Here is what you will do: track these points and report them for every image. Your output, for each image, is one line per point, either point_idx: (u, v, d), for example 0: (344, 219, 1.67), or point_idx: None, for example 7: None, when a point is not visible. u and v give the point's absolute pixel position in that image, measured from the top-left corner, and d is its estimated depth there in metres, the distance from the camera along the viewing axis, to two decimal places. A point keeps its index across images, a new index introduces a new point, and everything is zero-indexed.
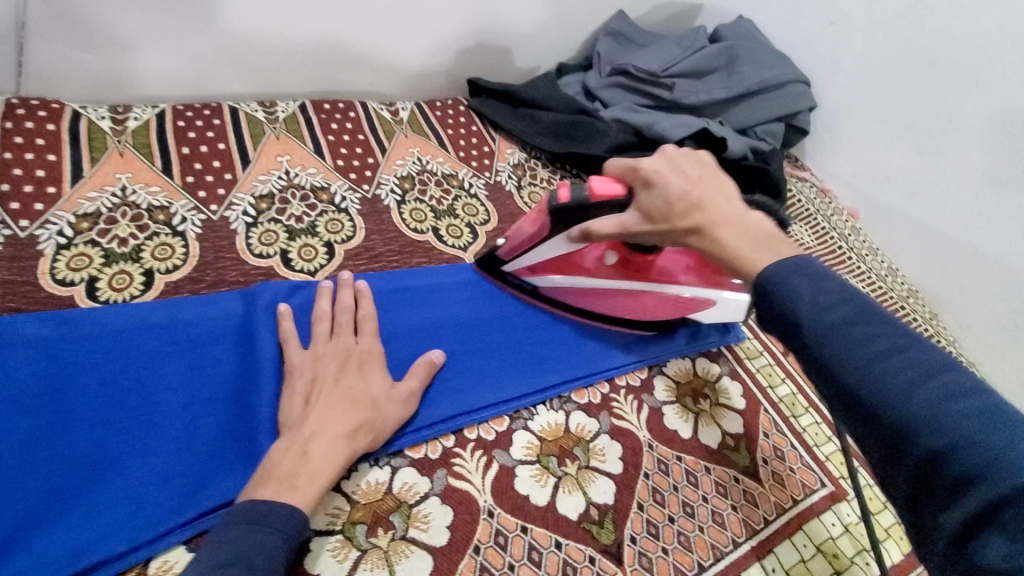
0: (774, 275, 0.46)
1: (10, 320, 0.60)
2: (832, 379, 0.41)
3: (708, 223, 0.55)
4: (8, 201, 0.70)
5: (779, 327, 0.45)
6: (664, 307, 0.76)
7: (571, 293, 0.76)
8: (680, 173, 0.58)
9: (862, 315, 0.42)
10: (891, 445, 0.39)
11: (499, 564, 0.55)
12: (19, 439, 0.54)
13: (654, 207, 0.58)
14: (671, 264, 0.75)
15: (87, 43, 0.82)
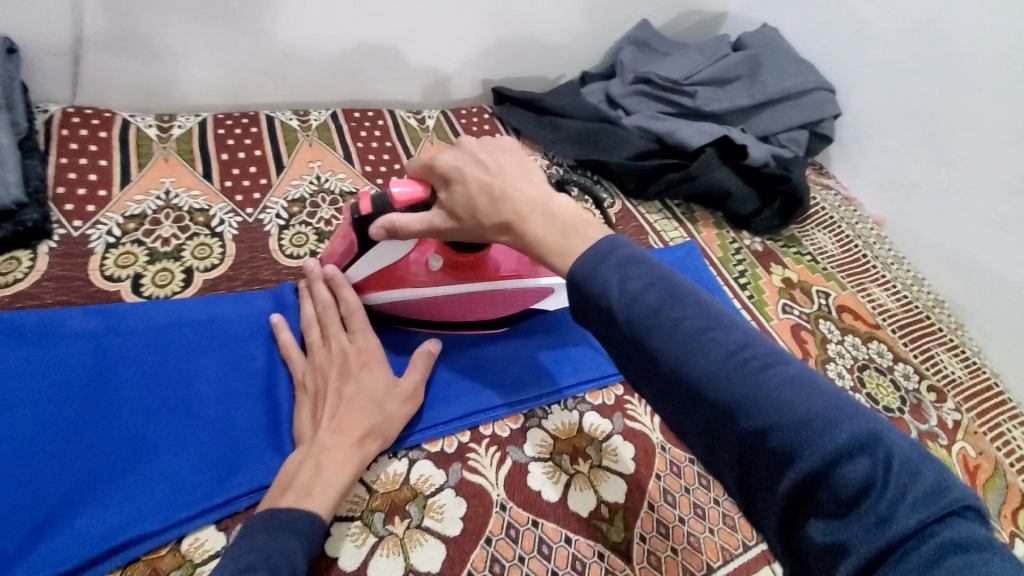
0: (586, 264, 0.46)
1: (65, 313, 0.65)
2: (654, 368, 0.42)
3: (514, 217, 0.52)
4: (63, 202, 0.76)
5: (599, 319, 0.45)
6: (500, 305, 0.73)
7: (404, 306, 0.71)
8: (476, 164, 0.55)
9: (666, 300, 0.43)
10: (714, 429, 0.40)
11: (509, 556, 0.57)
12: (66, 421, 0.58)
13: (458, 205, 0.55)
14: (502, 258, 0.71)
15: (138, 55, 0.89)
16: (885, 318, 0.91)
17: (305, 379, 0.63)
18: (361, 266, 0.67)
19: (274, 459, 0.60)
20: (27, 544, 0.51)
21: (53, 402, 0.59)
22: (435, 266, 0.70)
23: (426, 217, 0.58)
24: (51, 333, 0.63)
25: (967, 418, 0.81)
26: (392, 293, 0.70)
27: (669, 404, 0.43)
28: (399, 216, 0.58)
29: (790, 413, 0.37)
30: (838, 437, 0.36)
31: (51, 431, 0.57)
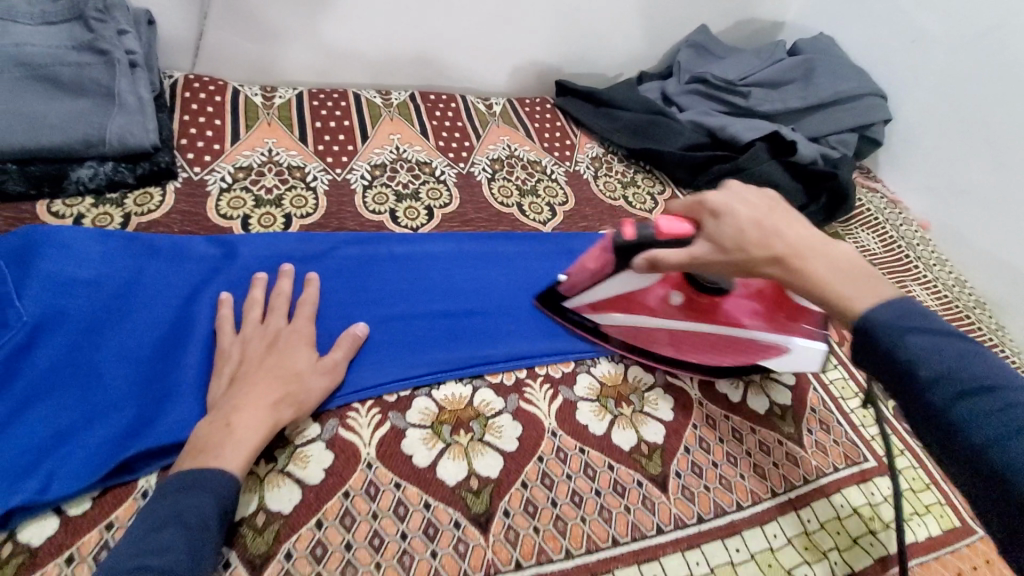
0: (879, 318, 0.49)
1: (189, 239, 0.75)
2: (955, 438, 0.43)
3: (789, 253, 0.55)
4: (186, 151, 0.88)
5: (895, 382, 0.47)
6: (731, 351, 0.74)
7: (629, 331, 0.77)
8: (742, 203, 0.60)
9: (989, 376, 0.43)
10: (1015, 507, 0.40)
11: (558, 473, 0.64)
12: (189, 325, 0.68)
13: (725, 237, 0.59)
14: (740, 308, 0.74)
15: (251, 34, 1.00)
16: None
17: (226, 351, 0.63)
18: (609, 287, 0.74)
19: (363, 373, 0.67)
20: (160, 413, 0.61)
21: (178, 309, 0.69)
22: (675, 300, 0.75)
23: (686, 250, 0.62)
24: (178, 253, 0.73)
25: None
26: (624, 316, 0.76)
27: (966, 474, 0.44)
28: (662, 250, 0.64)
29: None
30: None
31: (177, 331, 0.67)
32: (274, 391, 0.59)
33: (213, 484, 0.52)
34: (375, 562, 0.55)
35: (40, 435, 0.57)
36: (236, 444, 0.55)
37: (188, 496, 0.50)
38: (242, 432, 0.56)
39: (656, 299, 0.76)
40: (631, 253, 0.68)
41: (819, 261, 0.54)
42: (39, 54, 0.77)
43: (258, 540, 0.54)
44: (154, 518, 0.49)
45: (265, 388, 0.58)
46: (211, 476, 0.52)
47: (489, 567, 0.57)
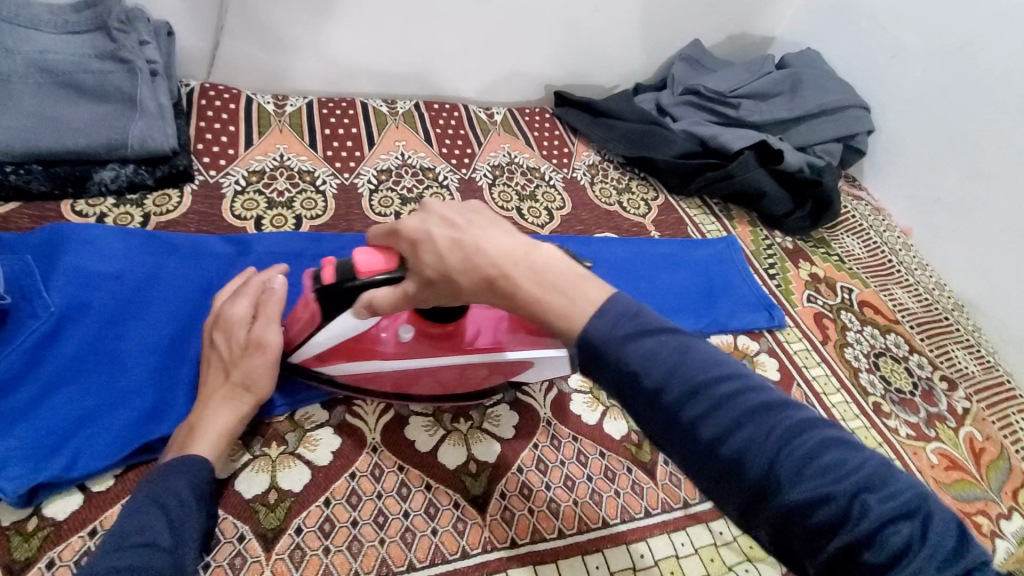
0: (597, 328, 0.43)
1: (204, 237, 0.79)
2: (687, 442, 0.41)
3: (498, 275, 0.47)
4: (201, 155, 0.92)
5: (623, 389, 0.43)
6: (492, 374, 0.66)
7: (370, 379, 0.65)
8: (441, 221, 0.50)
9: (701, 368, 0.41)
10: (751, 502, 0.39)
11: (552, 459, 0.68)
12: (204, 320, 0.72)
13: (429, 268, 0.50)
14: (483, 325, 0.65)
15: (264, 44, 1.04)
16: (904, 315, 0.99)
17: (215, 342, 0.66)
18: (329, 335, 0.60)
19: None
20: (175, 399, 0.65)
21: (193, 304, 0.73)
22: (408, 335, 0.63)
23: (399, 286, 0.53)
24: (195, 250, 0.77)
25: (976, 407, 0.88)
26: (356, 364, 0.63)
27: (700, 475, 0.41)
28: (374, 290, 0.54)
29: (840, 484, 0.37)
30: (885, 504, 0.36)
31: (192, 324, 0.71)
32: (221, 383, 0.61)
33: (196, 461, 0.55)
34: (379, 538, 0.58)
35: (65, 417, 0.60)
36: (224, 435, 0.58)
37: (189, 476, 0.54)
38: (214, 410, 0.59)
39: (387, 335, 0.63)
40: (338, 297, 0.56)
41: (524, 275, 0.47)
42: (64, 63, 0.81)
43: (270, 516, 0.58)
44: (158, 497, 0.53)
45: (221, 373, 0.62)
46: (187, 458, 0.55)
47: (486, 544, 0.60)
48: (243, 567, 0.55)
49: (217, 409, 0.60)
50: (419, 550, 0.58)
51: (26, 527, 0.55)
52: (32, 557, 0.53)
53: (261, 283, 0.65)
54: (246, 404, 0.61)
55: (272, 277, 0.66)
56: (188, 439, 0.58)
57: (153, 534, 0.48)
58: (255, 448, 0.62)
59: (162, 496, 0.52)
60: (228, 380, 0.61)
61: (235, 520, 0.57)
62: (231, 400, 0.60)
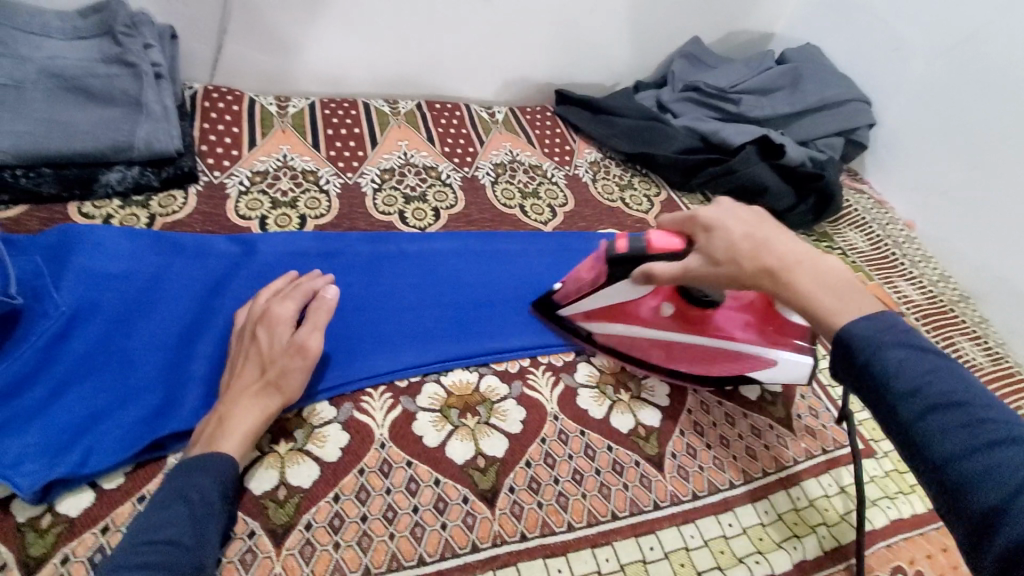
0: (858, 330, 0.47)
1: (210, 236, 0.79)
2: (925, 456, 0.42)
3: (780, 265, 0.53)
4: (206, 157, 0.92)
5: (867, 394, 0.46)
6: (722, 363, 0.74)
7: (618, 341, 0.77)
8: (735, 218, 0.58)
9: (962, 393, 0.42)
10: (977, 528, 0.39)
11: (561, 453, 0.68)
12: (211, 318, 0.72)
13: (717, 248, 0.57)
14: (729, 321, 0.73)
15: (266, 46, 1.04)
16: (909, 308, 0.99)
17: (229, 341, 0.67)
18: (594, 300, 0.74)
19: (357, 365, 0.70)
20: (184, 397, 0.65)
21: (200, 303, 0.73)
22: (666, 311, 0.74)
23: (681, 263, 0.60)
24: (201, 249, 0.78)
25: None
26: (614, 326, 0.75)
27: (935, 490, 0.42)
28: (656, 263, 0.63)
29: None
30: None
31: (200, 323, 0.71)
32: (257, 380, 0.62)
33: (216, 462, 0.56)
34: (388, 533, 0.59)
35: (77, 415, 0.60)
36: (236, 431, 0.59)
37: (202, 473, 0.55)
38: (241, 409, 0.60)
39: (648, 310, 0.74)
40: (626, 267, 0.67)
41: (806, 274, 0.52)
42: (70, 67, 0.82)
43: (279, 511, 0.58)
44: (170, 494, 0.53)
45: (257, 369, 0.62)
46: (208, 458, 0.56)
47: (495, 538, 0.60)
48: (253, 563, 0.55)
49: (246, 407, 0.60)
50: (429, 545, 0.58)
51: (40, 524, 0.55)
52: (47, 554, 0.53)
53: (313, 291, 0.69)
54: (275, 403, 0.61)
55: (325, 288, 0.69)
56: (214, 436, 0.58)
57: (175, 531, 0.51)
58: (263, 444, 0.62)
59: (185, 492, 0.53)
60: (263, 376, 0.62)
61: (246, 515, 0.57)
62: (263, 398, 0.61)
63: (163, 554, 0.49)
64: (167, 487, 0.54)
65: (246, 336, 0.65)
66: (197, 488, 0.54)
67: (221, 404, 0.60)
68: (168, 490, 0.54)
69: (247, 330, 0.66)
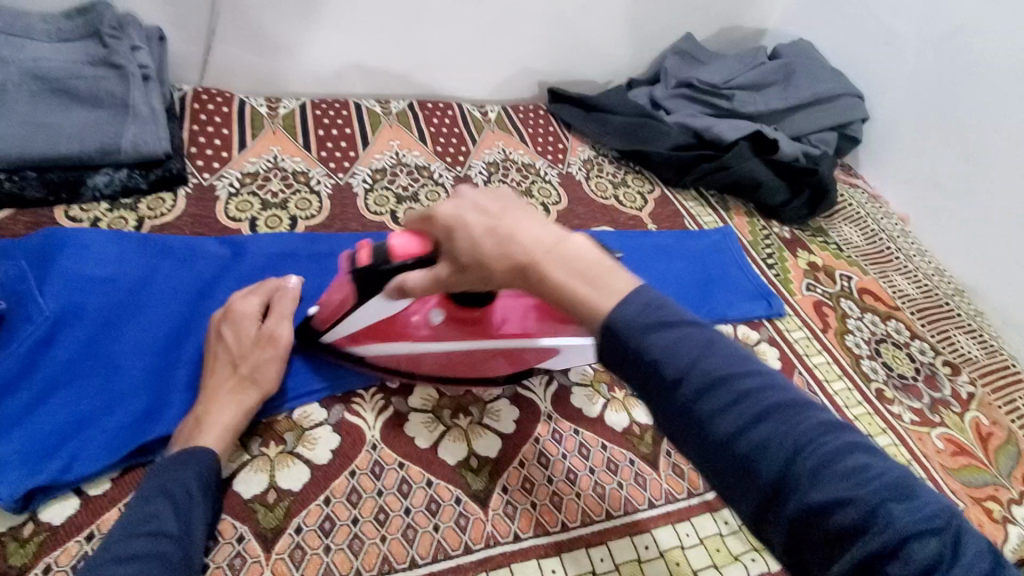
0: (622, 315, 0.43)
1: (197, 239, 0.78)
2: (708, 439, 0.40)
3: (528, 261, 0.47)
4: (196, 159, 0.91)
5: (642, 381, 0.42)
6: (514, 360, 0.69)
7: (399, 360, 0.68)
8: (475, 209, 0.50)
9: (723, 364, 0.41)
10: (766, 504, 0.38)
11: (554, 452, 0.67)
12: (197, 322, 0.71)
13: (461, 253, 0.51)
14: (509, 313, 0.69)
15: (256, 47, 1.03)
16: (905, 302, 0.98)
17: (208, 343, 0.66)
18: (361, 318, 0.63)
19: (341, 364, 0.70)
20: (170, 401, 0.64)
21: (186, 305, 0.72)
22: (437, 319, 0.66)
23: (432, 272, 0.54)
24: (190, 252, 0.77)
25: (981, 391, 0.88)
26: (389, 346, 0.67)
27: (711, 470, 0.40)
28: (408, 274, 0.55)
29: (863, 490, 0.36)
30: (913, 517, 0.35)
31: (186, 326, 0.71)
32: (229, 377, 0.62)
33: (198, 454, 0.55)
34: (380, 535, 0.58)
35: (59, 421, 0.60)
36: (218, 430, 0.58)
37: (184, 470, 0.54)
38: (219, 407, 0.59)
39: (418, 319, 0.67)
40: (380, 280, 0.58)
41: (556, 264, 0.46)
42: (54, 69, 0.81)
43: (269, 515, 0.57)
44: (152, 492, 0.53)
45: (228, 367, 0.62)
46: (191, 451, 0.56)
47: (488, 539, 0.60)
48: (243, 568, 0.54)
49: (223, 403, 0.60)
50: (421, 547, 0.58)
51: (22, 533, 0.54)
52: (29, 563, 0.53)
53: (274, 286, 0.69)
54: (252, 399, 0.61)
55: (284, 280, 0.70)
56: (193, 432, 0.58)
57: (160, 523, 0.50)
58: (253, 448, 0.62)
59: (169, 486, 0.53)
60: (236, 373, 0.62)
61: (234, 520, 0.57)
62: (239, 394, 0.61)
63: (153, 546, 0.48)
64: (147, 483, 0.53)
65: (213, 336, 0.65)
66: (181, 482, 0.53)
67: (198, 402, 0.60)
68: (150, 484, 0.53)
69: (213, 330, 0.65)
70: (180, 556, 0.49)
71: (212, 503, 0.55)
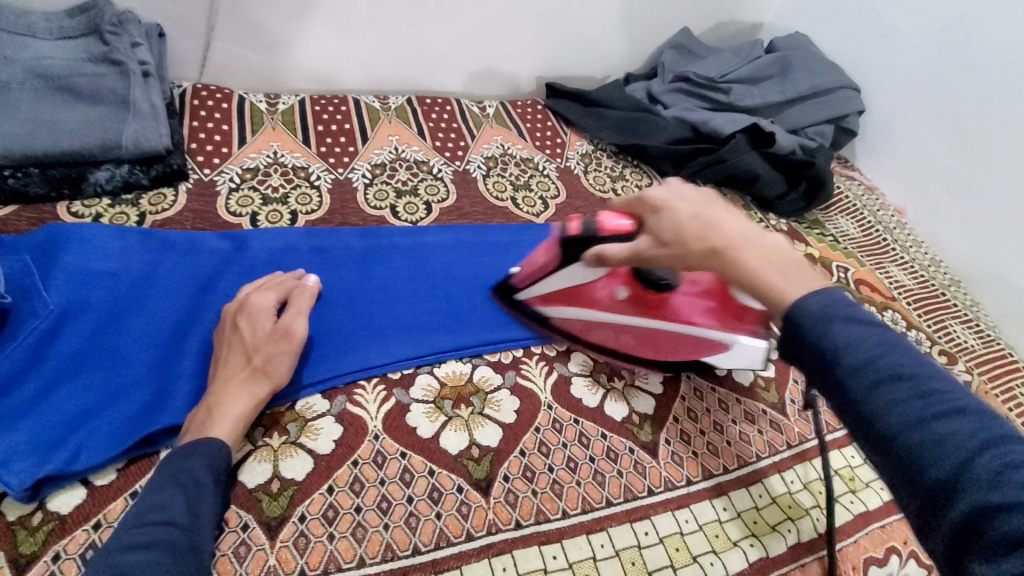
0: (808, 302, 0.45)
1: (200, 234, 0.79)
2: (872, 429, 0.40)
3: (726, 244, 0.53)
4: (196, 155, 0.92)
5: (812, 368, 0.44)
6: (678, 348, 0.74)
7: (579, 325, 0.77)
8: (683, 198, 0.58)
9: (911, 362, 0.40)
10: (931, 502, 0.37)
11: (555, 442, 0.68)
12: (200, 316, 0.72)
13: (665, 229, 0.58)
14: (686, 305, 0.74)
15: (255, 44, 1.04)
16: (901, 292, 0.99)
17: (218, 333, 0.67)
18: (559, 279, 0.75)
19: (346, 357, 0.70)
20: (174, 393, 0.65)
21: (189, 299, 0.73)
22: (622, 294, 0.75)
23: (632, 245, 0.62)
24: (193, 246, 0.78)
25: (978, 379, 0.88)
26: (572, 309, 0.77)
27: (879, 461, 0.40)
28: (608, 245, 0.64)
29: None
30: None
31: (190, 320, 0.71)
32: (242, 368, 0.62)
33: (210, 445, 0.56)
34: (383, 523, 0.59)
35: (66, 412, 0.60)
36: (225, 419, 0.59)
37: (189, 458, 0.55)
38: (227, 398, 0.60)
39: (606, 293, 0.76)
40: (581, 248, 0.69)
41: (752, 251, 0.51)
42: (57, 67, 0.81)
43: (273, 504, 0.58)
44: (160, 481, 0.53)
45: (241, 358, 0.63)
46: (202, 442, 0.56)
47: (490, 526, 0.60)
48: (247, 555, 0.55)
49: (234, 394, 0.60)
50: (424, 534, 0.58)
51: (31, 522, 0.55)
52: (38, 551, 0.53)
53: (290, 285, 0.71)
54: (264, 389, 0.62)
55: (305, 280, 0.73)
56: (204, 422, 0.58)
57: (171, 511, 0.51)
58: (257, 438, 0.62)
59: (181, 476, 0.53)
60: (249, 364, 0.62)
61: (239, 508, 0.57)
62: (251, 384, 0.62)
63: (164, 534, 0.49)
64: (159, 472, 0.54)
65: (227, 327, 0.66)
66: (190, 471, 0.54)
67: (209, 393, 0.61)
68: (163, 474, 0.54)
69: (228, 322, 0.66)
70: (188, 543, 0.50)
71: (221, 491, 0.56)
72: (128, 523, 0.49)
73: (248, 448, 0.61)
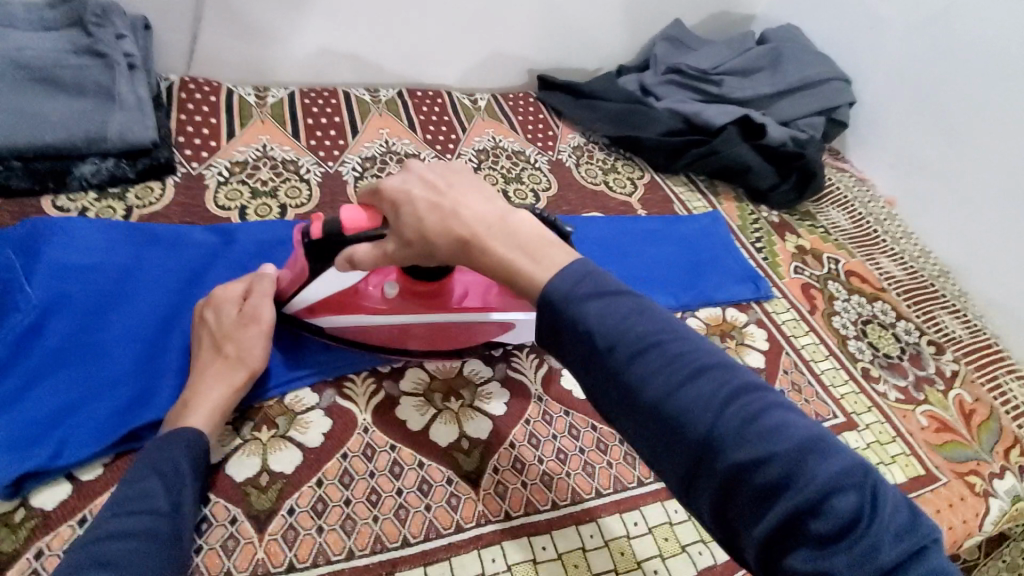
0: (559, 284, 0.45)
1: (185, 227, 0.78)
2: (636, 402, 0.42)
3: (470, 235, 0.51)
4: (184, 148, 0.91)
5: (578, 350, 0.44)
6: (464, 335, 0.71)
7: (357, 333, 0.70)
8: (422, 185, 0.54)
9: (652, 330, 0.43)
10: (695, 464, 0.39)
11: (545, 433, 0.68)
12: (183, 311, 0.71)
13: (405, 227, 0.54)
14: (464, 289, 0.71)
15: (242, 36, 1.03)
16: (892, 284, 1.00)
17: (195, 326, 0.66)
18: (318, 288, 0.66)
19: (334, 349, 0.70)
20: (158, 389, 0.64)
21: (172, 294, 0.72)
22: (391, 292, 0.69)
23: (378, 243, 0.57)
24: (177, 240, 0.77)
25: (964, 369, 0.89)
26: (342, 318, 0.68)
27: (643, 434, 0.42)
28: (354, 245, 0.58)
29: (782, 446, 0.37)
30: (833, 471, 0.36)
31: (173, 315, 0.71)
32: (214, 359, 0.62)
33: (186, 433, 0.56)
34: (372, 515, 0.59)
35: (48, 408, 0.60)
36: (203, 411, 0.58)
37: (166, 450, 0.54)
38: (202, 390, 0.60)
39: (374, 292, 0.69)
40: (331, 250, 0.60)
41: (500, 238, 0.50)
42: (38, 58, 0.80)
43: (262, 497, 0.58)
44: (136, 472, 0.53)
45: (213, 349, 0.63)
46: (177, 431, 0.56)
47: (480, 517, 0.60)
48: (236, 548, 0.55)
49: (209, 384, 0.60)
50: (413, 526, 0.59)
51: (13, 519, 0.54)
52: (20, 548, 0.53)
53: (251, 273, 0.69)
54: (240, 376, 0.62)
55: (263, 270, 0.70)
56: (180, 412, 0.58)
57: (152, 501, 0.50)
58: (244, 432, 0.62)
59: (158, 465, 0.53)
60: (221, 353, 0.62)
61: (226, 502, 0.57)
62: (225, 373, 0.61)
63: (142, 523, 0.49)
64: (137, 462, 0.54)
65: (196, 320, 0.66)
66: (170, 463, 0.53)
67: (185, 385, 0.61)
68: (138, 464, 0.53)
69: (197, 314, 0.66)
70: (168, 533, 0.49)
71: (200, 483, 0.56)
72: (105, 515, 0.49)
73: (237, 443, 0.61)
